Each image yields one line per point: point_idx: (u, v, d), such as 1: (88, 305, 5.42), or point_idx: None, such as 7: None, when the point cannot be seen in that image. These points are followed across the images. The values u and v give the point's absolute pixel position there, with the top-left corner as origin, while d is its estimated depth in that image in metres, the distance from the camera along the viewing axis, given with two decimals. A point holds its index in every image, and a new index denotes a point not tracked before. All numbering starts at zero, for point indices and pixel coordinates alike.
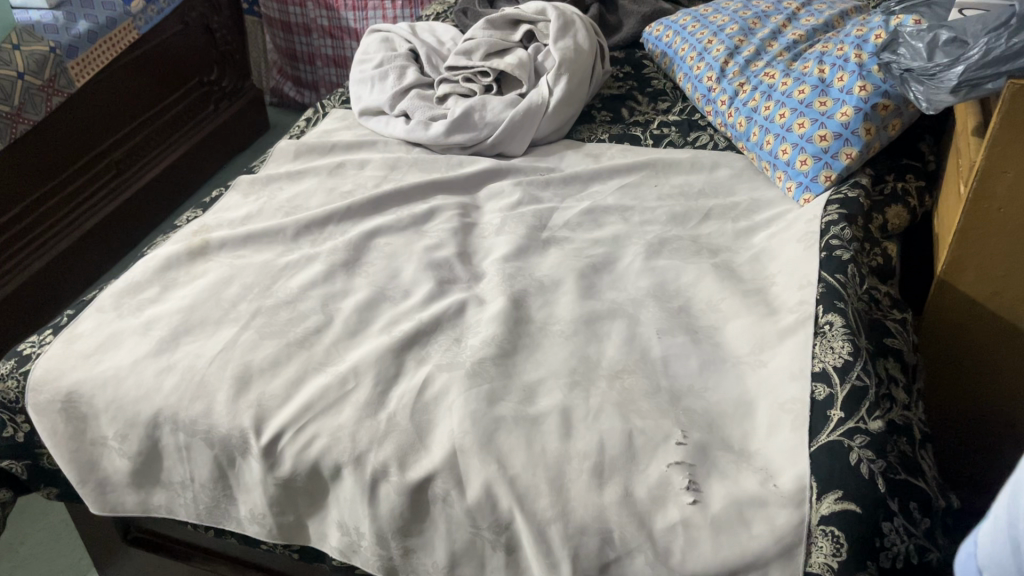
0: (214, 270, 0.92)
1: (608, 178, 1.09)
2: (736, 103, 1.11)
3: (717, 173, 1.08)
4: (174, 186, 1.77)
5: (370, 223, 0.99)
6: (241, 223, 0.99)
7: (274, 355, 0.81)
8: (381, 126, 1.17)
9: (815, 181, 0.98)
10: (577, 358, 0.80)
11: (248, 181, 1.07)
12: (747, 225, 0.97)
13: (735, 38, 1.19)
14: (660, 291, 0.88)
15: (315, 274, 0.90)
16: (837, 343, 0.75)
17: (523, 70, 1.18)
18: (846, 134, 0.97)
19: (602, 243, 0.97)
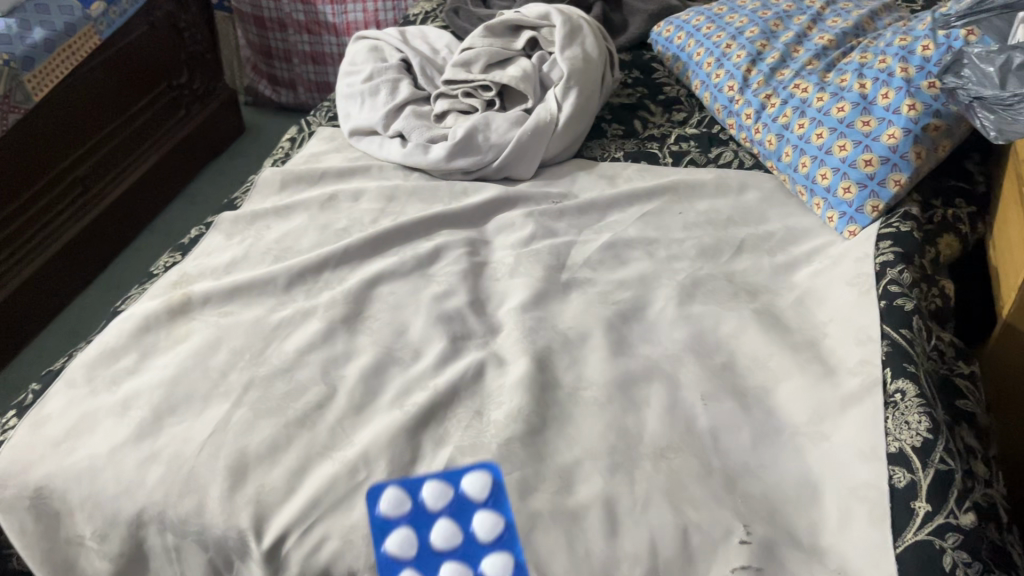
0: (198, 331, 0.81)
1: (628, 206, 0.99)
2: (764, 118, 1.02)
3: (746, 197, 0.99)
4: (144, 200, 1.65)
5: (369, 269, 0.89)
6: (226, 271, 0.89)
7: (272, 439, 0.71)
8: (374, 148, 1.07)
9: (860, 212, 0.89)
10: (614, 432, 0.71)
11: (231, 218, 0.96)
12: (786, 260, 0.89)
13: (757, 42, 1.10)
14: (699, 345, 0.79)
15: (313, 333, 0.80)
16: (913, 417, 0.67)
17: (528, 84, 1.08)
18: (893, 158, 0.88)
19: (628, 285, 0.87)
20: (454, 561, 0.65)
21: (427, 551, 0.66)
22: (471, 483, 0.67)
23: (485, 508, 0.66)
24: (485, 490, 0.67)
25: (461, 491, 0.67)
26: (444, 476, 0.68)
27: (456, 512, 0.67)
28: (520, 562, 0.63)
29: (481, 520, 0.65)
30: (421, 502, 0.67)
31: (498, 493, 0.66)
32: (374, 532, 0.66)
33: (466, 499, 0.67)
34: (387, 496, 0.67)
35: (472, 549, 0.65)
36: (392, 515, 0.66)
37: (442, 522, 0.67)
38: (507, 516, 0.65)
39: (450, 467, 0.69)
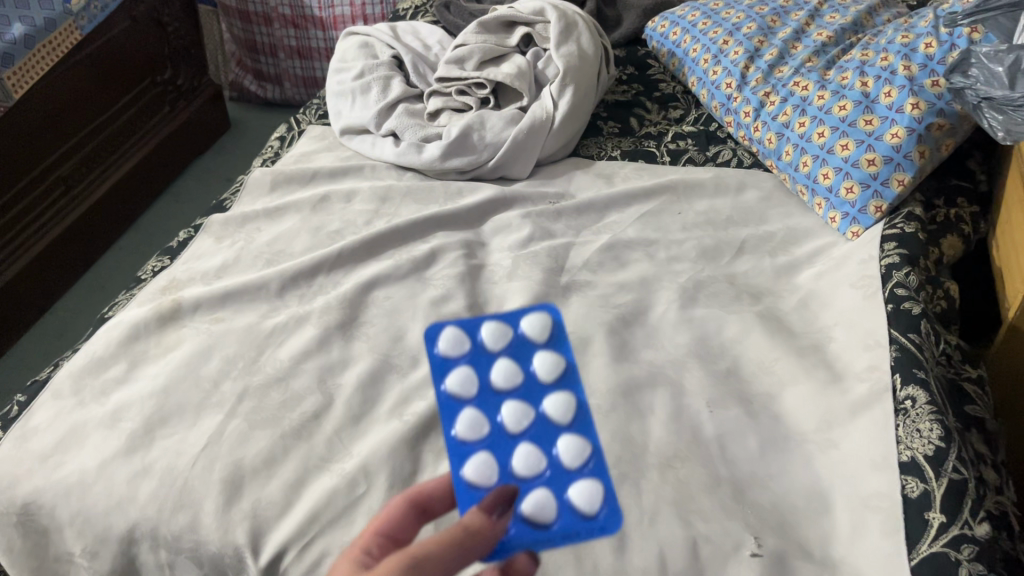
0: (189, 338, 0.79)
1: (626, 206, 0.98)
2: (763, 116, 1.00)
3: (745, 196, 0.98)
4: (128, 200, 1.62)
5: (364, 272, 0.87)
6: (216, 276, 0.86)
7: (268, 451, 0.69)
8: (366, 148, 1.05)
9: (863, 212, 0.88)
10: (620, 442, 0.69)
11: (220, 221, 0.94)
12: (788, 261, 0.87)
13: (754, 38, 1.08)
14: (703, 350, 0.78)
15: (308, 340, 0.78)
16: (925, 425, 0.66)
17: (523, 81, 1.06)
18: (897, 158, 0.86)
19: (629, 288, 0.86)
20: (516, 400, 0.54)
21: (486, 388, 0.54)
22: (541, 363, 0.55)
23: (543, 349, 0.56)
24: (544, 329, 0.57)
25: (530, 372, 0.55)
26: (513, 357, 0.55)
27: (517, 353, 0.56)
28: (580, 400, 0.53)
29: (544, 360, 0.55)
30: (481, 343, 0.56)
31: (572, 380, 0.54)
32: (432, 368, 0.55)
33: (534, 381, 0.55)
34: (448, 334, 0.56)
35: (533, 385, 0.54)
36: (452, 352, 0.55)
37: (502, 358, 0.55)
38: (564, 354, 0.56)
39: (507, 312, 0.59)
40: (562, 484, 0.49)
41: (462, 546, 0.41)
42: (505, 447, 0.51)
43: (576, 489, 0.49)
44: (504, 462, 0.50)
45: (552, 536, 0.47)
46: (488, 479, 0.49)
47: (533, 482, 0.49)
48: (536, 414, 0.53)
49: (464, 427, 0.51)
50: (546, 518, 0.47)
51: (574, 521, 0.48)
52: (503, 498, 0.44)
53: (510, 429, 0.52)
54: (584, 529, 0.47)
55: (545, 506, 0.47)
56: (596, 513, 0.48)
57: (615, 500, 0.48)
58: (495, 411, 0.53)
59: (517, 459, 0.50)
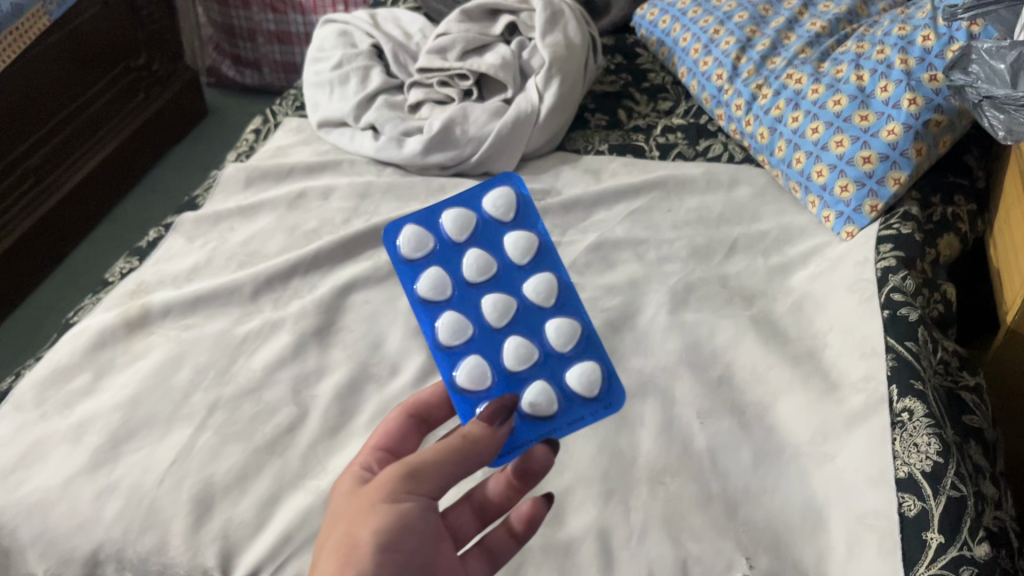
0: (157, 346, 0.76)
1: (614, 203, 0.95)
2: (755, 109, 0.97)
3: (737, 193, 0.95)
4: (103, 189, 1.58)
5: (342, 275, 0.83)
6: (187, 279, 0.83)
7: (240, 467, 0.66)
8: (345, 141, 1.01)
9: (858, 211, 0.85)
10: (607, 455, 0.67)
11: (192, 220, 0.90)
12: (780, 262, 0.85)
13: (746, 28, 1.05)
14: (694, 356, 0.75)
15: (283, 348, 0.75)
16: (922, 440, 0.63)
17: (507, 72, 1.02)
18: (893, 155, 0.83)
19: (617, 290, 0.83)
20: (493, 289, 0.61)
21: (460, 285, 0.61)
22: (512, 245, 0.61)
23: (513, 230, 0.63)
24: (510, 208, 0.63)
25: (504, 258, 0.62)
26: (484, 242, 0.62)
27: (484, 240, 0.63)
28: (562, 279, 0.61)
29: (512, 241, 0.62)
30: (445, 237, 0.62)
31: (544, 255, 0.62)
32: (406, 276, 0.61)
33: (511, 265, 0.62)
34: (413, 239, 0.61)
35: (509, 270, 0.62)
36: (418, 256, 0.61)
37: (471, 250, 0.62)
38: (537, 234, 0.62)
39: (464, 198, 0.64)
40: (556, 367, 0.59)
41: (462, 454, 0.48)
42: (493, 343, 0.59)
43: (573, 372, 0.58)
44: (495, 356, 0.59)
45: (561, 425, 0.56)
46: (483, 384, 0.57)
47: (529, 371, 0.58)
48: (518, 302, 0.61)
49: (448, 332, 0.58)
50: (551, 410, 0.56)
51: (572, 400, 0.58)
52: (503, 407, 0.52)
53: (493, 325, 0.60)
54: (588, 412, 0.57)
55: (547, 400, 0.56)
56: (598, 394, 0.57)
57: (617, 379, 0.58)
58: (475, 306, 0.61)
59: (508, 354, 0.58)
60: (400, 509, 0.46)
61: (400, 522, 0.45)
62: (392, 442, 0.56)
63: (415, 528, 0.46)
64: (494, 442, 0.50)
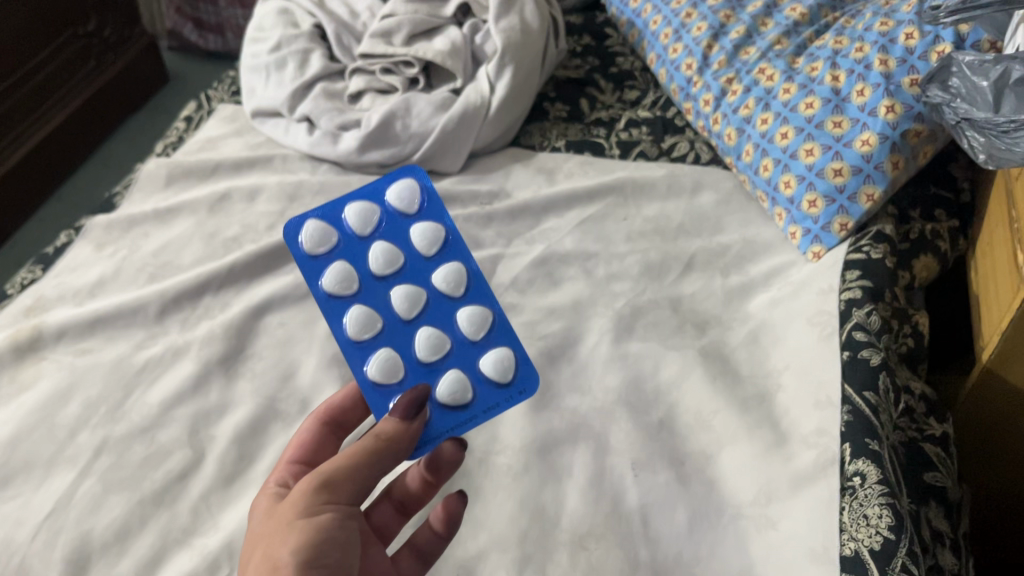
0: (47, 375, 0.69)
1: (565, 209, 0.87)
2: (723, 106, 0.89)
3: (700, 200, 0.88)
4: (51, 164, 1.50)
5: (259, 291, 0.76)
6: (90, 295, 0.76)
7: (122, 521, 0.60)
8: (279, 133, 0.93)
9: (827, 230, 0.77)
10: (527, 514, 0.60)
11: (104, 224, 0.83)
12: (740, 284, 0.78)
13: (720, 12, 0.96)
14: (634, 394, 0.68)
15: (183, 380, 0.68)
16: (873, 511, 0.56)
17: (456, 59, 0.94)
18: (867, 168, 0.75)
19: (558, 313, 0.76)
20: (401, 281, 0.58)
21: (366, 277, 0.57)
22: (419, 236, 0.58)
23: (418, 220, 0.59)
24: (415, 199, 0.59)
25: (411, 248, 0.58)
26: (390, 235, 0.59)
27: (388, 231, 0.59)
28: (472, 268, 0.58)
29: (418, 232, 0.58)
30: (347, 231, 0.58)
31: (452, 243, 0.59)
32: (307, 273, 0.57)
33: (418, 256, 0.58)
34: (313, 234, 0.57)
35: (416, 262, 0.58)
36: (320, 251, 0.57)
37: (378, 242, 0.58)
38: (444, 224, 0.59)
39: (367, 190, 0.60)
40: (470, 357, 0.56)
41: (376, 455, 0.48)
42: (403, 334, 0.56)
43: (485, 359, 0.56)
44: (406, 348, 0.56)
45: (477, 413, 0.55)
46: (396, 378, 0.55)
47: (443, 362, 0.56)
48: (428, 292, 0.58)
49: (355, 327, 0.55)
50: (465, 398, 0.54)
51: (487, 388, 0.56)
52: (417, 400, 0.50)
53: (403, 317, 0.56)
54: (504, 398, 0.55)
55: (461, 390, 0.54)
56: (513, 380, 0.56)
57: (531, 365, 0.56)
58: (384, 300, 0.57)
59: (420, 345, 0.55)
60: (318, 523, 0.44)
61: (320, 535, 0.43)
62: (307, 454, 0.56)
63: (334, 540, 0.44)
64: (407, 437, 0.49)
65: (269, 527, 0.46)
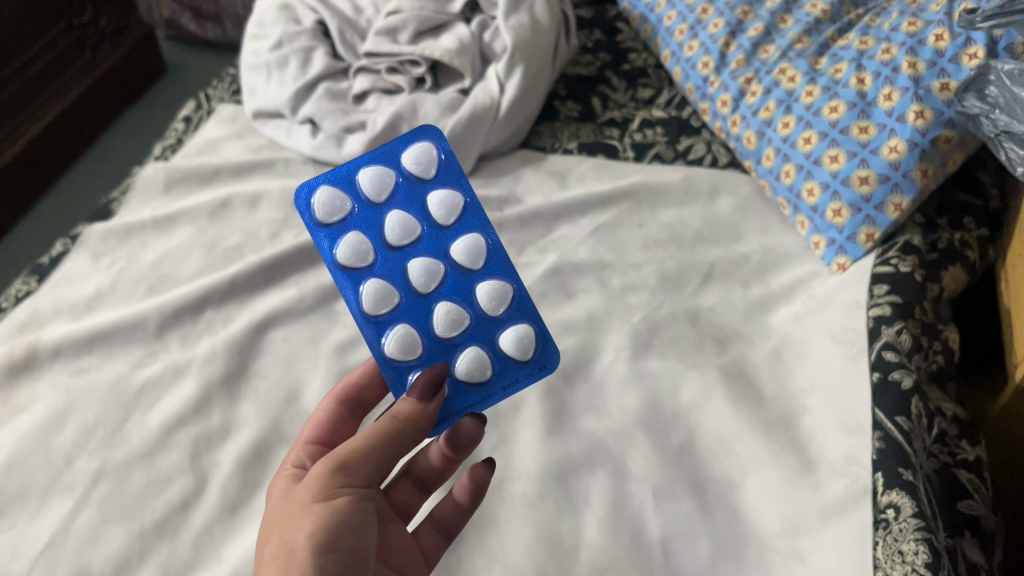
0: (42, 397, 0.66)
1: (578, 216, 0.84)
2: (742, 108, 0.86)
3: (718, 205, 0.84)
4: (48, 158, 1.46)
5: (262, 306, 0.74)
6: (87, 309, 0.73)
7: (121, 554, 0.57)
8: (280, 135, 0.90)
9: (852, 240, 0.74)
10: (543, 545, 0.58)
11: (100, 233, 0.80)
12: (761, 296, 0.75)
13: (737, 8, 0.92)
14: (653, 416, 0.65)
15: (184, 401, 0.66)
16: (908, 545, 0.53)
17: (465, 58, 0.91)
18: (895, 177, 0.72)
19: (573, 328, 0.73)
20: (417, 251, 0.59)
21: (382, 247, 0.59)
22: (435, 204, 0.59)
23: (434, 186, 0.60)
24: (430, 165, 0.60)
25: (426, 217, 0.59)
26: (404, 203, 0.59)
27: (404, 199, 0.60)
28: (489, 238, 0.59)
29: (434, 200, 0.59)
30: (361, 197, 0.59)
31: (468, 213, 0.59)
32: (323, 241, 0.58)
33: (432, 224, 0.59)
34: (325, 201, 0.58)
35: (432, 231, 0.59)
36: (335, 220, 0.58)
37: (392, 211, 0.59)
38: (460, 191, 0.60)
39: (381, 154, 0.60)
40: (488, 331, 0.58)
41: (391, 438, 0.49)
42: (421, 308, 0.58)
43: (504, 335, 0.58)
44: (423, 322, 0.58)
45: (496, 389, 0.57)
46: (414, 352, 0.56)
47: (461, 338, 0.57)
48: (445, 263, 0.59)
49: (372, 302, 0.56)
50: (484, 374, 0.57)
51: (506, 362, 0.58)
52: (434, 379, 0.53)
53: (420, 290, 0.58)
54: (522, 375, 0.58)
55: (481, 367, 0.56)
56: (533, 356, 0.58)
57: (549, 340, 0.58)
58: (399, 270, 0.58)
59: (438, 321, 0.57)
60: (334, 507, 0.46)
61: (336, 519, 0.45)
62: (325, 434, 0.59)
63: (350, 523, 0.46)
64: (423, 418, 0.51)
65: (286, 510, 0.48)
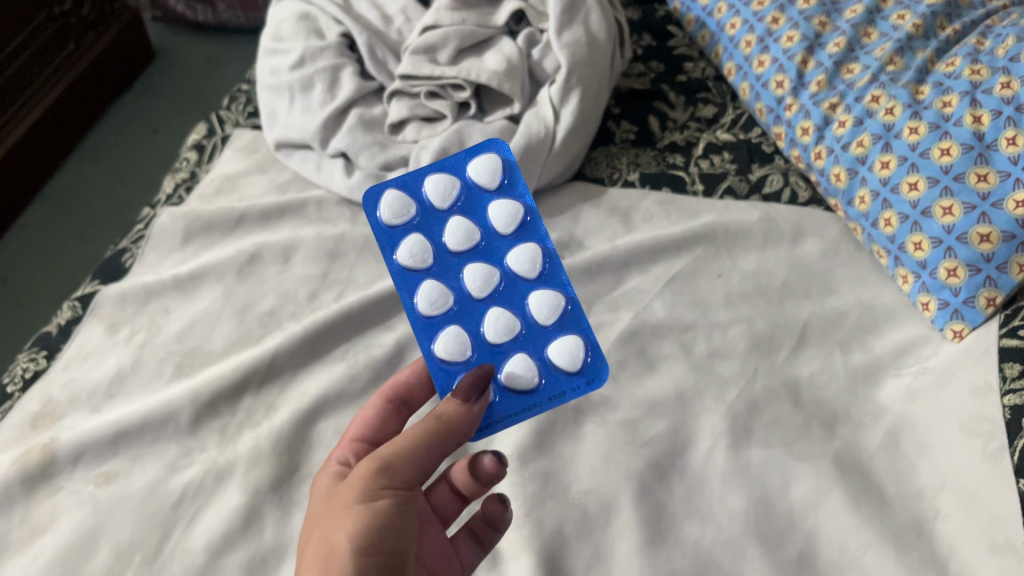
0: (65, 513, 0.58)
1: (650, 264, 0.76)
2: (827, 138, 0.77)
3: (804, 248, 0.76)
4: (33, 164, 1.32)
5: (307, 388, 0.65)
6: (108, 397, 0.64)
7: None
8: (309, 170, 0.81)
9: (970, 305, 0.66)
10: None
11: (115, 298, 0.70)
12: (865, 363, 0.67)
13: (814, 18, 0.82)
14: (766, 522, 0.58)
15: (231, 515, 0.57)
16: None
17: (514, 81, 0.81)
18: (1022, 234, 0.64)
19: (661, 409, 0.65)
20: (478, 258, 0.55)
21: (441, 252, 0.55)
22: (499, 212, 0.55)
23: (498, 196, 0.56)
24: (497, 174, 0.56)
25: (488, 225, 0.55)
26: (467, 211, 0.56)
27: (468, 208, 0.56)
28: (547, 248, 0.55)
29: (497, 208, 0.55)
30: (427, 202, 0.56)
31: (533, 224, 0.55)
32: (382, 243, 0.55)
33: (494, 235, 0.55)
34: (388, 200, 0.55)
35: (491, 239, 0.55)
36: (399, 222, 0.55)
37: (455, 219, 0.55)
38: (522, 202, 0.56)
39: (448, 164, 0.57)
40: (539, 340, 0.53)
41: (434, 437, 0.44)
42: (473, 312, 0.53)
43: (554, 346, 0.52)
44: (475, 326, 0.53)
45: (542, 400, 0.51)
46: (464, 355, 0.52)
47: (512, 344, 0.53)
48: (501, 271, 0.54)
49: (427, 303, 0.52)
50: (533, 381, 0.51)
51: (555, 374, 0.52)
52: (479, 379, 0.47)
53: (474, 294, 0.53)
54: (571, 387, 0.52)
55: (525, 371, 0.51)
56: (582, 367, 0.52)
57: (601, 353, 0.53)
58: (456, 276, 0.54)
59: (490, 326, 0.52)
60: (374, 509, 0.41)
61: (378, 521, 0.41)
62: (373, 433, 0.53)
63: (393, 525, 0.42)
64: (470, 420, 0.46)
65: (330, 510, 0.44)
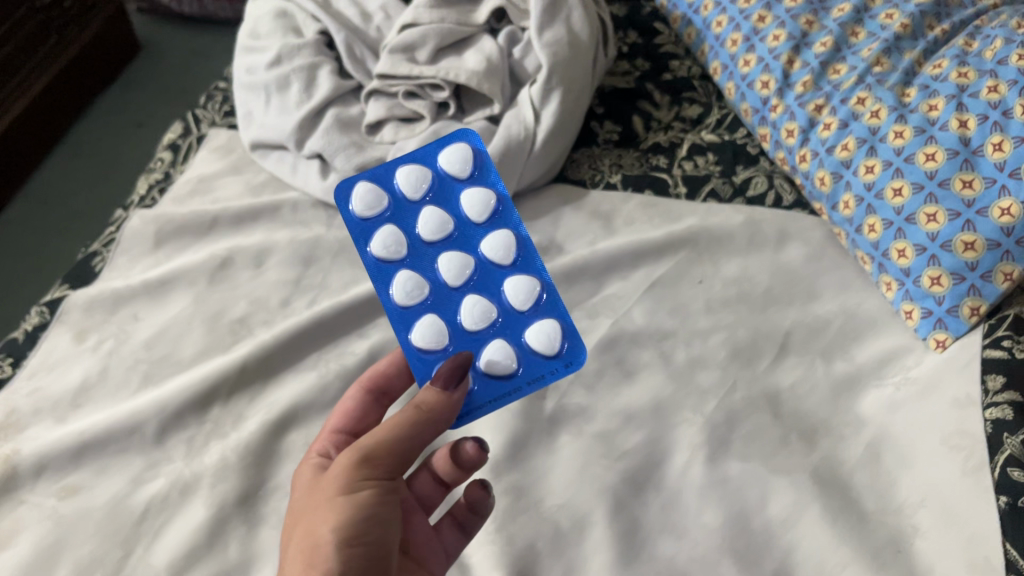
0: (27, 527, 0.57)
1: (631, 269, 0.75)
2: (812, 141, 0.76)
3: (788, 253, 0.75)
4: (14, 158, 1.30)
5: (277, 398, 0.63)
6: (73, 407, 0.63)
7: None
8: (285, 172, 0.79)
9: (954, 315, 0.65)
10: None
11: (83, 305, 0.69)
12: (847, 373, 0.66)
13: (800, 17, 0.80)
14: (742, 538, 0.57)
15: (195, 530, 0.56)
16: None
17: (494, 81, 0.79)
18: (1006, 243, 0.62)
19: (637, 420, 0.64)
20: (451, 247, 0.54)
21: (416, 242, 0.53)
22: (470, 201, 0.54)
23: (470, 186, 0.55)
24: (468, 163, 0.55)
25: (460, 213, 0.54)
26: (438, 199, 0.54)
27: (439, 197, 0.55)
28: (521, 235, 0.53)
29: (468, 196, 0.54)
30: (397, 192, 0.54)
31: (504, 211, 0.54)
32: (355, 235, 0.53)
33: (466, 223, 0.54)
34: (359, 191, 0.54)
35: (465, 228, 0.54)
36: (372, 213, 0.53)
37: (425, 208, 0.54)
38: (495, 189, 0.54)
39: (418, 154, 0.56)
40: (517, 327, 0.52)
41: (416, 426, 0.43)
42: (450, 301, 0.52)
43: (531, 329, 0.51)
44: (451, 316, 0.52)
45: (520, 384, 0.50)
46: (441, 344, 0.50)
47: (489, 330, 0.51)
48: (476, 259, 0.53)
49: (402, 292, 0.51)
50: (511, 367, 0.50)
51: (532, 357, 0.51)
52: (458, 366, 0.45)
53: (451, 283, 0.52)
54: (549, 369, 0.50)
55: (503, 356, 0.50)
56: (561, 350, 0.51)
57: (578, 337, 0.51)
58: (433, 265, 0.53)
59: (466, 312, 0.51)
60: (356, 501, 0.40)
61: (362, 513, 0.40)
62: (353, 424, 0.52)
63: (378, 516, 0.41)
64: (450, 407, 0.44)
65: (312, 502, 0.43)
